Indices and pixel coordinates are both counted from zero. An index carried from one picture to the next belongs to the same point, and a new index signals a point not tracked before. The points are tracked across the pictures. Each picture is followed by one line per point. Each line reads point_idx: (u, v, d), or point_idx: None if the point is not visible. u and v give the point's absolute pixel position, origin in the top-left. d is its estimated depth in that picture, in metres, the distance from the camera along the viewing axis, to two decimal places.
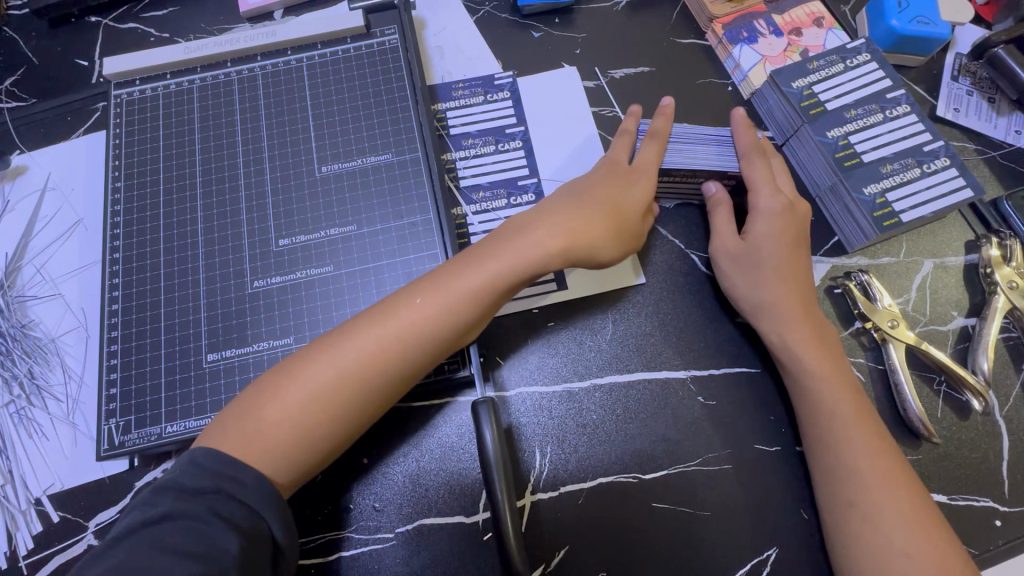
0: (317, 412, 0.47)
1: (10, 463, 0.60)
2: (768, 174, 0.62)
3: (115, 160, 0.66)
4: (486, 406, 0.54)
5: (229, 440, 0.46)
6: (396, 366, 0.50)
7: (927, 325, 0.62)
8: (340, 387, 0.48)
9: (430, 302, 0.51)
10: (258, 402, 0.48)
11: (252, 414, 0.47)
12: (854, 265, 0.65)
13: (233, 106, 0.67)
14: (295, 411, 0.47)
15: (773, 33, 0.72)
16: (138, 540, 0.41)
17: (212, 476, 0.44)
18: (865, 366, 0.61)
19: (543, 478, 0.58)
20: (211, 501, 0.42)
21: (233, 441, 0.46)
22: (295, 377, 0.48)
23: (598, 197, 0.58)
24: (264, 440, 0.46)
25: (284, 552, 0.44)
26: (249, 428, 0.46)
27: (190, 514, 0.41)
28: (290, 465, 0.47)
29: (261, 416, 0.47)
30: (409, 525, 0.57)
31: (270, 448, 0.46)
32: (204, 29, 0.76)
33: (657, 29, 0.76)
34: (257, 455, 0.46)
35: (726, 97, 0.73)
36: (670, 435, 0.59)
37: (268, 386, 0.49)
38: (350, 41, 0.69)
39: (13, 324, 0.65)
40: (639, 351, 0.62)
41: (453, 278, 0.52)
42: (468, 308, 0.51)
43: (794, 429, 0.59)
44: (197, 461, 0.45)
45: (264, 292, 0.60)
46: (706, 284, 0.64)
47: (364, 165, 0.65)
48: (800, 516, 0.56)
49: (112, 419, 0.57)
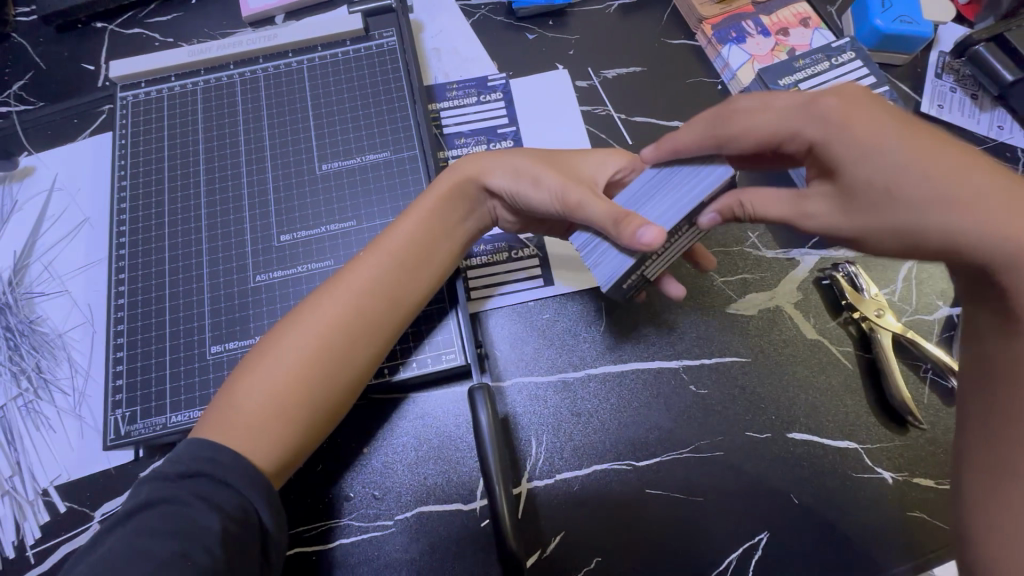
0: (290, 393, 0.50)
1: (18, 455, 0.61)
2: (762, 109, 0.47)
3: (121, 159, 0.68)
4: (482, 393, 0.56)
5: (217, 431, 0.48)
6: (356, 338, 0.53)
7: (913, 315, 0.64)
8: (307, 366, 0.50)
9: (387, 274, 0.56)
10: (227, 396, 0.50)
11: (224, 407, 0.49)
12: (842, 256, 0.66)
13: (235, 107, 0.69)
14: (267, 395, 0.49)
15: (761, 33, 0.74)
16: (137, 524, 0.42)
17: (191, 462, 0.45)
18: (853, 354, 0.62)
19: (539, 466, 0.59)
20: (195, 486, 0.44)
21: (212, 435, 0.48)
22: (260, 366, 0.50)
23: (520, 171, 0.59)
24: (244, 428, 0.48)
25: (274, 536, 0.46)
26: (227, 421, 0.48)
27: (174, 499, 0.43)
28: (281, 444, 0.49)
29: (235, 407, 0.49)
30: (409, 513, 0.58)
31: (253, 435, 0.48)
32: (207, 34, 0.79)
33: (648, 30, 0.78)
34: (247, 438, 0.48)
35: (715, 95, 0.75)
36: (663, 423, 0.60)
37: (234, 380, 0.51)
38: (349, 44, 0.72)
39: (21, 319, 0.67)
40: (632, 342, 0.64)
41: (407, 251, 0.57)
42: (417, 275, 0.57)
43: (784, 416, 0.60)
44: (191, 452, 0.46)
45: (266, 286, 0.62)
46: (697, 277, 0.66)
47: (363, 163, 0.66)
48: (790, 502, 0.57)
49: (118, 410, 0.59)
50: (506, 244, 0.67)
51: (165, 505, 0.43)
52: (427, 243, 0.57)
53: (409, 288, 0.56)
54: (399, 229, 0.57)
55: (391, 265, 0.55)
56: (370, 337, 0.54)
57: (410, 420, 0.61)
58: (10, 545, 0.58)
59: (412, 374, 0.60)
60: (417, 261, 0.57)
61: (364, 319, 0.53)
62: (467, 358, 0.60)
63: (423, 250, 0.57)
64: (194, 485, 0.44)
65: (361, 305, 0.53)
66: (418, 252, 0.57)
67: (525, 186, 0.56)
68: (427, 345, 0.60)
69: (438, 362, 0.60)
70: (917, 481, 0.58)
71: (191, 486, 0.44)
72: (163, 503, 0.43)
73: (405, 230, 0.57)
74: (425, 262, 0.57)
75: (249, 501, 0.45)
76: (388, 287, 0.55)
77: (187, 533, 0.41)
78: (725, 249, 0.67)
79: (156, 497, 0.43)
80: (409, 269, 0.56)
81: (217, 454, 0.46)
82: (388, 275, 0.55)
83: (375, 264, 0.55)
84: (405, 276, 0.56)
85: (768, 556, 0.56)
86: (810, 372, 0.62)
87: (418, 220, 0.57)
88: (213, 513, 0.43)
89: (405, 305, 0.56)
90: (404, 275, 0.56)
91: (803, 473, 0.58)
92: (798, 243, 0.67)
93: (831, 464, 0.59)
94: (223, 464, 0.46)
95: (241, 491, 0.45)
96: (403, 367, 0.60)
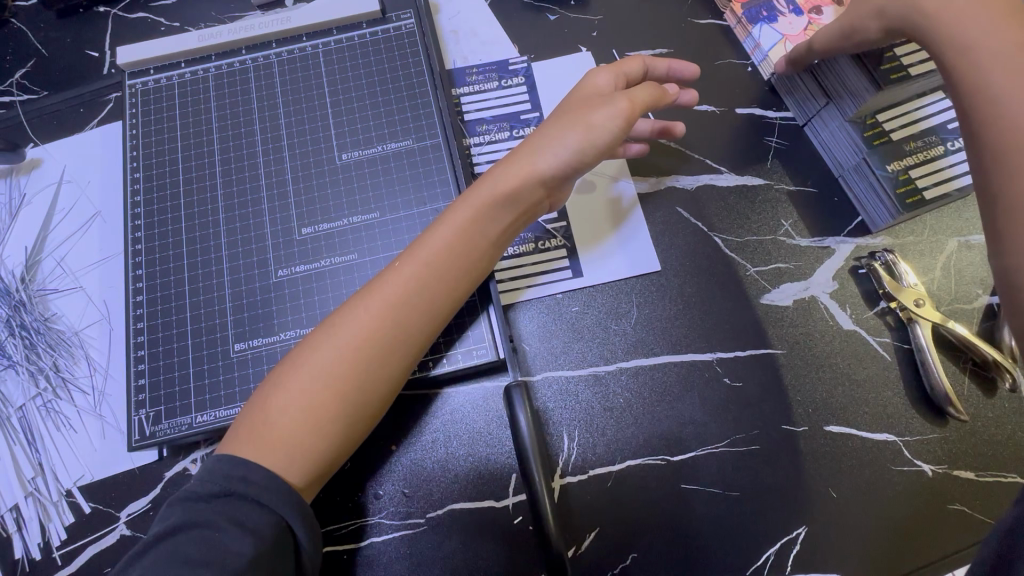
0: (324, 411, 0.48)
1: (39, 456, 0.60)
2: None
3: (132, 150, 0.65)
4: (520, 389, 0.56)
5: (250, 446, 0.46)
6: (394, 350, 0.50)
7: (951, 303, 0.62)
8: (342, 382, 0.48)
9: (434, 285, 0.52)
10: (262, 409, 0.48)
11: (258, 423, 0.47)
12: (879, 244, 0.64)
13: (249, 95, 0.67)
14: (303, 413, 0.47)
15: (793, 11, 0.71)
16: (174, 547, 0.42)
17: (223, 481, 0.44)
18: (890, 346, 0.61)
19: (572, 462, 0.58)
20: (227, 506, 0.43)
21: (247, 451, 0.46)
22: (295, 382, 0.48)
23: (552, 120, 0.57)
24: (281, 448, 0.46)
25: (307, 551, 0.45)
26: (261, 437, 0.47)
27: (207, 522, 0.42)
28: (314, 467, 0.47)
29: (270, 423, 0.47)
30: (438, 511, 0.57)
31: (290, 454, 0.46)
32: (215, 17, 0.75)
33: (673, 10, 0.75)
34: (280, 461, 0.46)
35: (746, 78, 0.72)
36: (697, 417, 0.59)
37: (266, 395, 0.49)
38: (365, 26, 0.69)
39: (35, 317, 0.65)
40: (664, 334, 0.62)
41: (453, 259, 0.53)
42: (465, 285, 0.54)
43: (822, 410, 0.59)
44: (222, 471, 0.45)
45: (289, 281, 0.60)
46: (728, 267, 0.64)
47: (385, 152, 0.64)
48: (828, 496, 0.57)
49: (141, 410, 0.57)
50: (533, 236, 0.65)
51: (197, 529, 0.42)
52: (469, 250, 0.53)
53: (449, 299, 0.53)
54: (439, 239, 0.53)
55: (433, 277, 0.52)
56: (406, 351, 0.51)
57: (439, 417, 0.60)
58: (36, 547, 0.57)
59: (443, 371, 0.58)
60: (459, 272, 0.53)
61: (403, 333, 0.50)
62: (499, 353, 0.59)
63: (466, 260, 0.53)
64: (227, 505, 0.43)
65: (399, 317, 0.50)
66: (460, 262, 0.53)
67: (581, 136, 0.54)
68: (457, 341, 0.59)
69: (469, 358, 0.58)
70: (956, 473, 0.57)
71: (224, 508, 0.43)
72: (193, 526, 0.42)
73: (449, 241, 0.53)
74: (466, 271, 0.54)
75: (284, 520, 0.44)
76: (427, 299, 0.51)
77: (219, 561, 0.41)
78: (759, 238, 0.65)
79: (186, 519, 0.43)
80: (449, 281, 0.53)
81: (248, 473, 0.45)
82: (428, 286, 0.52)
83: (415, 275, 0.51)
84: (445, 286, 0.52)
85: (806, 551, 0.55)
86: (848, 364, 0.61)
87: (460, 230, 0.53)
88: (247, 536, 0.42)
89: (443, 315, 0.53)
90: (444, 285, 0.52)
91: (842, 466, 0.58)
92: (833, 232, 0.65)
93: (870, 457, 0.58)
94: (257, 484, 0.44)
95: (280, 512, 0.44)
96: (435, 364, 0.59)
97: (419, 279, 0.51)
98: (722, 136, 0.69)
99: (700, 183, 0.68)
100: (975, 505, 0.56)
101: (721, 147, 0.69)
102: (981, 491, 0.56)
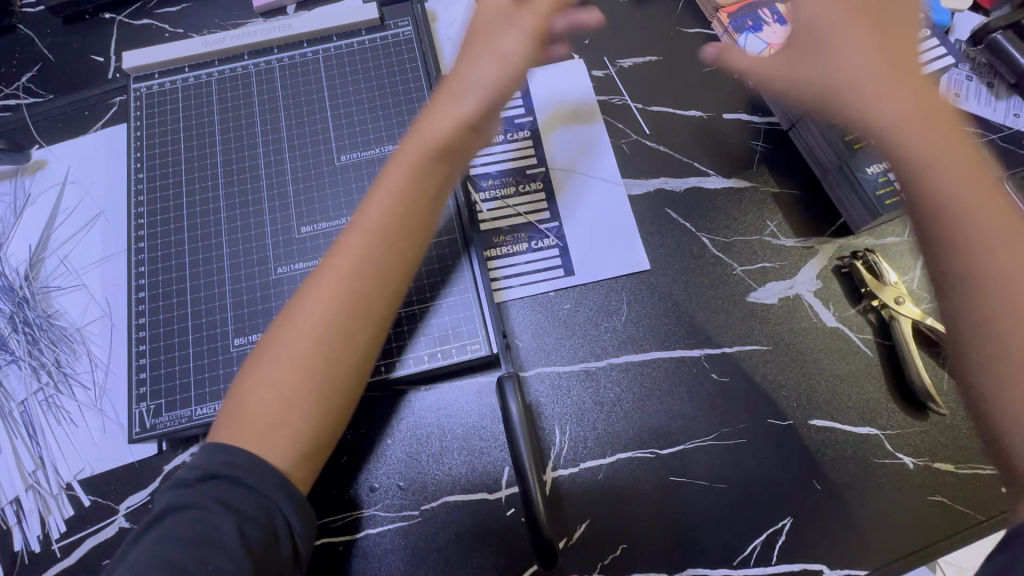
0: (295, 388, 0.49)
1: (40, 449, 0.61)
2: None
3: (136, 152, 0.67)
4: (512, 380, 0.58)
5: (230, 433, 0.48)
6: (357, 318, 0.51)
7: (931, 302, 0.64)
8: (310, 356, 0.49)
9: (384, 249, 0.53)
10: (237, 398, 0.49)
11: (235, 411, 0.49)
12: (861, 244, 0.66)
13: (251, 99, 0.69)
14: (276, 392, 0.49)
15: (778, 21, 0.72)
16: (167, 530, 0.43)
17: (210, 465, 0.45)
18: (872, 342, 0.63)
19: (564, 455, 0.60)
20: (216, 490, 0.44)
21: (228, 438, 0.47)
22: (264, 366, 0.49)
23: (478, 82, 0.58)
24: (257, 430, 0.47)
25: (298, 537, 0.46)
26: (238, 423, 0.48)
27: (199, 505, 0.44)
28: (296, 447, 0.48)
29: (245, 410, 0.48)
30: (432, 504, 0.58)
31: (268, 436, 0.47)
32: (218, 24, 0.78)
33: (662, 19, 0.78)
34: (260, 443, 0.47)
35: (732, 83, 0.74)
36: (685, 411, 0.61)
37: (240, 385, 0.50)
38: (364, 33, 0.71)
39: (38, 314, 0.66)
40: (653, 331, 0.64)
41: (404, 220, 0.54)
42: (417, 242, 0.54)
43: (806, 404, 0.61)
44: (210, 456, 0.46)
45: (288, 278, 0.62)
46: (715, 266, 0.66)
47: (382, 154, 0.66)
48: (812, 488, 0.58)
49: (143, 403, 0.59)
50: (526, 235, 0.67)
51: (189, 512, 0.43)
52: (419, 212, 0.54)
53: (402, 259, 0.53)
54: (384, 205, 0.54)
55: (383, 241, 0.53)
56: (370, 317, 0.52)
57: (433, 410, 0.61)
58: (36, 539, 0.58)
59: (436, 364, 0.61)
60: (411, 231, 0.54)
61: (362, 299, 0.51)
62: (493, 348, 0.61)
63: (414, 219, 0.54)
64: (215, 489, 0.44)
65: (354, 284, 0.51)
66: (411, 221, 0.54)
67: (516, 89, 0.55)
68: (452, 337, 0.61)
69: (463, 352, 0.61)
70: (936, 465, 0.59)
71: (214, 492, 0.44)
72: (186, 509, 0.44)
73: (394, 203, 0.54)
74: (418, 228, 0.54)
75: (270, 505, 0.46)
76: (378, 261, 0.52)
77: (210, 542, 0.42)
78: (744, 238, 0.67)
79: (179, 502, 0.44)
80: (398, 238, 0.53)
81: (234, 457, 0.46)
82: (378, 250, 0.52)
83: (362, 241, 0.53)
84: (397, 246, 0.53)
85: (792, 541, 0.57)
86: (831, 359, 0.62)
87: (407, 194, 0.54)
88: (236, 519, 0.43)
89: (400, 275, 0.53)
90: (397, 247, 0.53)
91: (825, 459, 0.59)
92: (817, 233, 0.67)
93: (852, 450, 0.59)
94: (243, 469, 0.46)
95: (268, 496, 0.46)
96: (430, 359, 0.61)
97: (366, 245, 0.52)
98: (708, 140, 0.72)
99: (688, 185, 0.70)
100: (954, 496, 0.58)
101: (708, 149, 0.71)
102: (959, 483, 0.58)
